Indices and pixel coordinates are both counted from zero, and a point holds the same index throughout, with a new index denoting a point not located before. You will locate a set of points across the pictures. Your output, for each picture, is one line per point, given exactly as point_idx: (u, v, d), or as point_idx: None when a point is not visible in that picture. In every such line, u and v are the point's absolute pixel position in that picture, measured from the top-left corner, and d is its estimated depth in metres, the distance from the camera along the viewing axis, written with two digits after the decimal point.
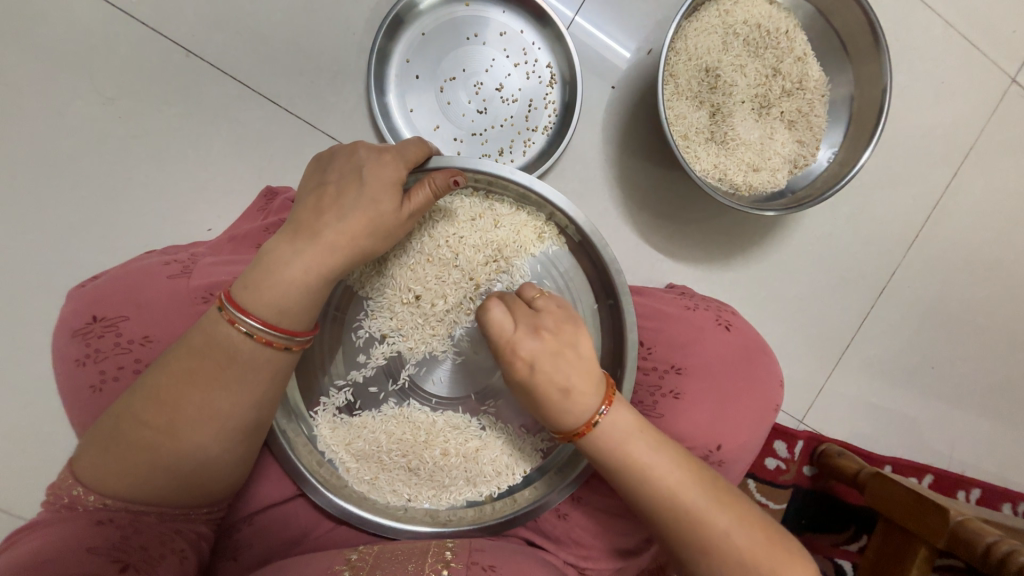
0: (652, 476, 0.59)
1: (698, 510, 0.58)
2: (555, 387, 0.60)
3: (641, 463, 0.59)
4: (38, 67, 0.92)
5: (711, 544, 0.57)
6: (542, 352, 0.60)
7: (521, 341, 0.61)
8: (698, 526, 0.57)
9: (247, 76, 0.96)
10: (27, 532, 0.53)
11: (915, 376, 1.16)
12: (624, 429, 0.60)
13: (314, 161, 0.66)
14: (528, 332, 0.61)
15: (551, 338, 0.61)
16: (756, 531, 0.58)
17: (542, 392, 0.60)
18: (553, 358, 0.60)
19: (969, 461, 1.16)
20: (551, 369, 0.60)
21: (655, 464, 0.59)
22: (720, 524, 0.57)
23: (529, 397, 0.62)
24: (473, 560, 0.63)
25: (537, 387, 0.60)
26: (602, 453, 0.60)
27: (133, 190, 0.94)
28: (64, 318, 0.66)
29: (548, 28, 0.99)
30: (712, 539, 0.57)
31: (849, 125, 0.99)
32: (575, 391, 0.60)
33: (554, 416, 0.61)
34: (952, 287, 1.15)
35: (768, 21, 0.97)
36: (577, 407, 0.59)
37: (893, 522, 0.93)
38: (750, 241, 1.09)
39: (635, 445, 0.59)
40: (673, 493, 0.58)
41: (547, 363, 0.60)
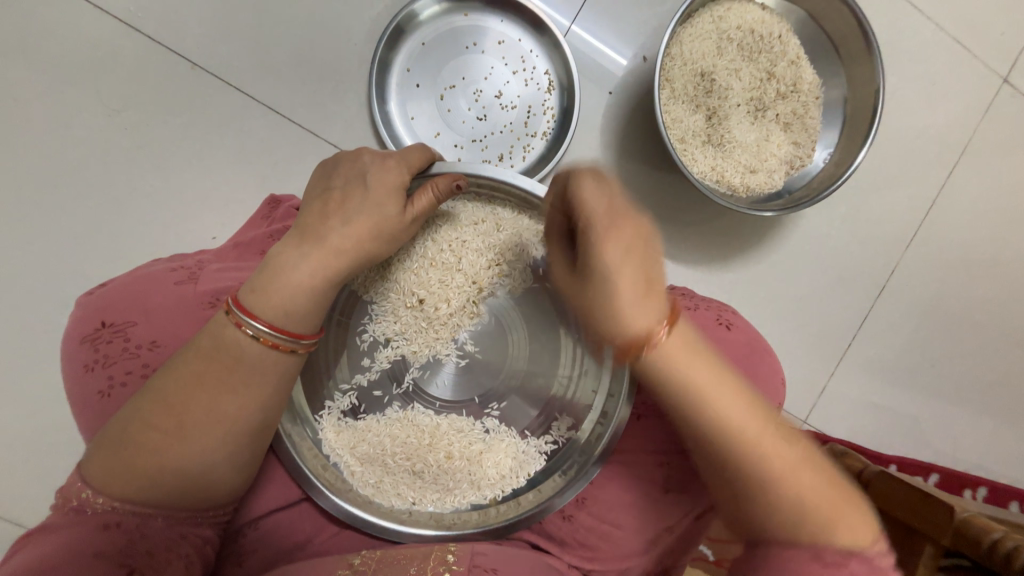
0: (712, 409, 0.59)
1: (759, 447, 0.59)
2: (635, 287, 0.60)
3: (700, 394, 0.60)
4: (44, 81, 0.94)
5: (762, 481, 0.58)
6: (627, 249, 0.60)
7: (607, 243, 0.60)
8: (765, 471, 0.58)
9: (250, 87, 0.98)
10: (35, 535, 0.54)
11: (916, 374, 1.16)
12: (692, 355, 0.61)
13: (319, 169, 0.67)
14: (615, 221, 0.60)
15: (635, 235, 0.61)
16: (813, 476, 0.58)
17: (618, 287, 0.60)
18: (632, 254, 0.61)
19: (973, 459, 1.16)
20: (632, 268, 0.60)
21: (722, 401, 0.59)
22: (773, 465, 0.58)
23: (605, 298, 0.61)
24: (476, 562, 0.64)
25: (614, 281, 0.61)
26: (659, 372, 0.61)
27: (138, 199, 0.96)
28: (72, 324, 0.66)
29: (545, 36, 1.01)
30: (763, 481, 0.58)
31: (844, 126, 1.01)
32: (653, 289, 0.61)
33: (623, 319, 0.61)
34: (951, 284, 1.16)
35: (761, 26, 0.99)
36: (648, 312, 0.60)
37: (896, 520, 0.92)
38: (749, 242, 1.10)
39: (697, 370, 0.60)
40: (734, 428, 0.59)
41: (630, 262, 0.60)
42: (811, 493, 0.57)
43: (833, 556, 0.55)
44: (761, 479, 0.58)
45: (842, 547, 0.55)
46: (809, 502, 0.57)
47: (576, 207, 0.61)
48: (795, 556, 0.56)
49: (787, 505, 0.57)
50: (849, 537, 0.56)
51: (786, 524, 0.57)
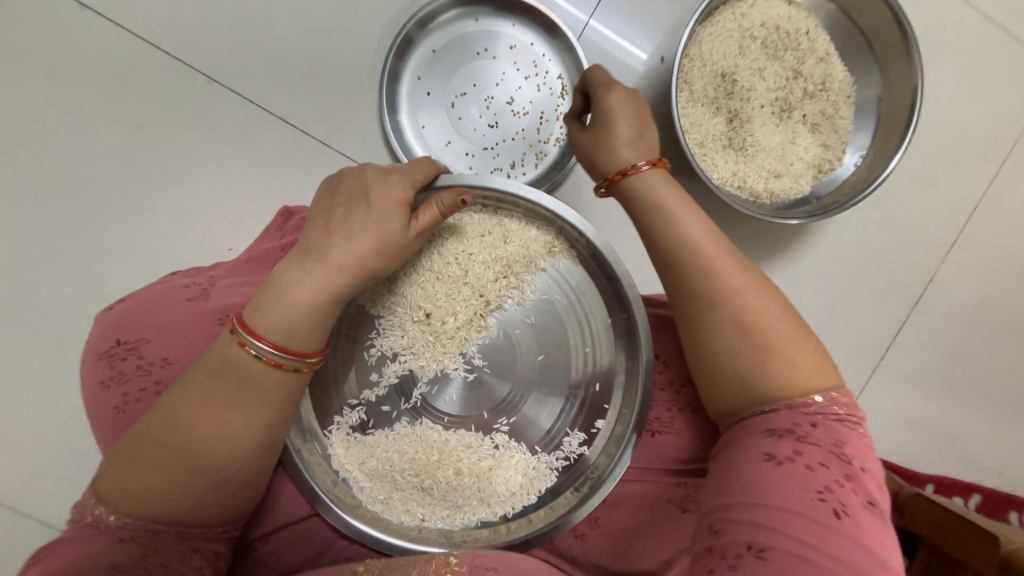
0: (677, 217, 0.61)
1: (711, 255, 0.58)
2: (632, 128, 0.67)
3: (667, 203, 0.62)
4: (70, 100, 0.97)
5: (724, 301, 0.56)
6: (632, 103, 0.69)
7: (611, 86, 0.69)
8: (723, 288, 0.57)
9: (264, 100, 0.99)
10: (54, 548, 0.55)
11: (957, 388, 1.09)
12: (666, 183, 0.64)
13: (324, 185, 0.67)
14: (624, 87, 0.70)
15: (637, 99, 0.69)
16: (773, 305, 0.56)
17: (617, 124, 0.67)
18: (630, 106, 0.69)
19: (1021, 480, 1.08)
20: (631, 150, 0.66)
21: (682, 208, 0.61)
22: (736, 284, 0.57)
23: (606, 131, 0.68)
24: (478, 564, 0.61)
25: (615, 120, 0.67)
26: (637, 195, 0.64)
27: (159, 213, 0.98)
28: (90, 340, 0.68)
29: (558, 39, 0.98)
30: (721, 287, 0.57)
31: (878, 127, 0.95)
32: (646, 142, 0.67)
33: (619, 149, 0.66)
34: (997, 293, 1.08)
35: (787, 22, 0.93)
36: (645, 153, 0.67)
37: (936, 549, 0.86)
38: (773, 249, 1.05)
39: (668, 191, 0.63)
40: (690, 229, 0.60)
41: (632, 110, 0.68)
42: (762, 316, 0.55)
43: (783, 450, 0.49)
44: (717, 288, 0.57)
45: (801, 406, 0.52)
46: (795, 386, 0.53)
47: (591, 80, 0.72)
48: (751, 441, 0.51)
49: (748, 339, 0.55)
50: (790, 371, 0.53)
51: (743, 362, 0.54)
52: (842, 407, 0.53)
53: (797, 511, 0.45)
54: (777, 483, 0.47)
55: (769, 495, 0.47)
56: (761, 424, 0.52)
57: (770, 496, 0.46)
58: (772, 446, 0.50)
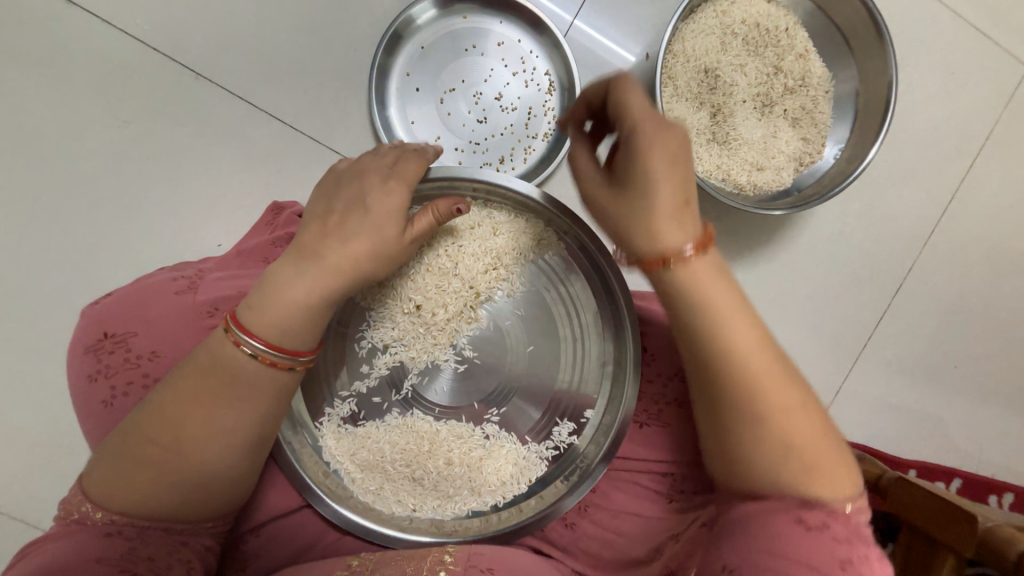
0: (727, 325, 0.53)
1: (762, 371, 0.53)
2: (679, 199, 0.54)
3: (716, 308, 0.54)
4: (55, 95, 0.96)
5: (772, 419, 0.52)
6: (678, 158, 0.54)
7: (660, 138, 0.54)
8: (766, 395, 0.52)
9: (253, 96, 0.99)
10: (39, 544, 0.55)
11: (937, 375, 1.12)
12: (710, 268, 0.54)
13: (319, 185, 0.67)
14: (669, 134, 0.54)
15: (682, 151, 0.55)
16: (817, 423, 0.53)
17: (663, 200, 0.53)
18: (678, 166, 0.54)
19: (999, 463, 1.11)
20: (677, 225, 0.54)
21: (733, 316, 0.54)
22: (785, 401, 0.52)
23: (645, 201, 0.54)
24: (472, 563, 0.62)
25: (661, 187, 0.53)
26: (684, 293, 0.54)
27: (146, 209, 0.98)
28: (77, 335, 0.68)
29: (545, 36, 0.99)
30: (771, 407, 0.52)
31: (856, 120, 0.98)
32: (690, 212, 0.54)
33: (665, 228, 0.54)
34: (973, 282, 1.11)
35: (767, 19, 0.96)
36: (691, 224, 0.54)
37: (918, 529, 0.89)
38: (757, 241, 1.07)
39: (719, 291, 0.54)
40: (739, 339, 0.53)
41: (680, 168, 0.54)
42: (808, 438, 0.52)
43: (812, 518, 0.50)
44: (765, 410, 0.52)
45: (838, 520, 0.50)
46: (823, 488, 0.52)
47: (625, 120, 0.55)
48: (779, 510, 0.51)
49: (791, 460, 0.52)
50: (831, 493, 0.51)
51: (788, 486, 0.51)
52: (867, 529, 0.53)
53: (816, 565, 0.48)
54: (806, 550, 0.48)
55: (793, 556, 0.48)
56: (793, 512, 0.50)
57: (787, 549, 0.49)
58: (804, 512, 0.50)
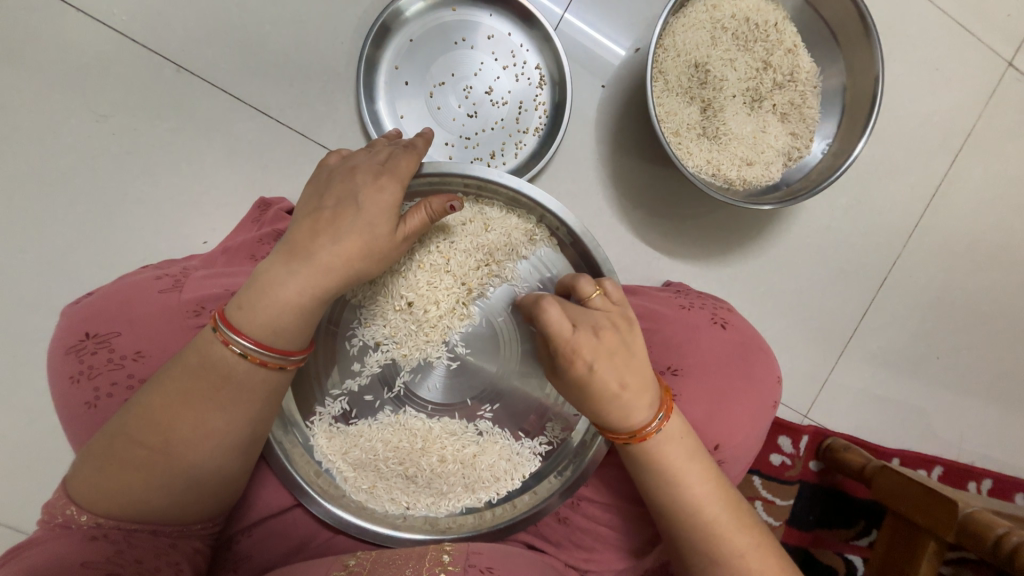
0: (683, 480, 0.61)
1: (714, 516, 0.61)
2: (612, 388, 0.58)
3: (674, 468, 0.61)
4: (29, 87, 0.92)
5: (726, 560, 0.59)
6: (600, 352, 0.58)
7: (583, 342, 0.57)
8: (715, 535, 0.60)
9: (238, 89, 0.97)
10: (22, 550, 0.54)
11: (921, 366, 1.15)
12: (666, 434, 0.61)
13: (310, 182, 0.65)
14: (588, 334, 0.58)
15: (610, 336, 0.59)
16: (770, 559, 0.60)
17: (601, 392, 0.58)
18: (608, 358, 0.58)
19: (978, 451, 1.15)
20: (620, 408, 0.59)
21: (687, 466, 0.61)
22: (738, 542, 0.60)
23: (586, 397, 0.60)
24: (471, 563, 0.62)
25: (594, 387, 0.58)
26: (648, 466, 0.62)
27: (127, 205, 0.95)
28: (58, 335, 0.66)
29: (535, 29, 0.98)
30: (723, 550, 0.60)
31: (843, 115, 0.99)
32: (630, 394, 0.59)
33: (614, 417, 0.60)
34: (955, 275, 1.14)
35: (756, 14, 0.96)
36: (636, 409, 0.59)
37: (901, 516, 0.91)
38: (747, 236, 1.08)
39: (676, 450, 0.61)
40: (694, 489, 0.61)
41: (607, 362, 0.58)
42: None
43: None
44: (720, 553, 0.60)
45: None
46: None
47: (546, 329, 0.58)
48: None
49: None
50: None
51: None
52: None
53: None
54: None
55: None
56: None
57: None
58: None
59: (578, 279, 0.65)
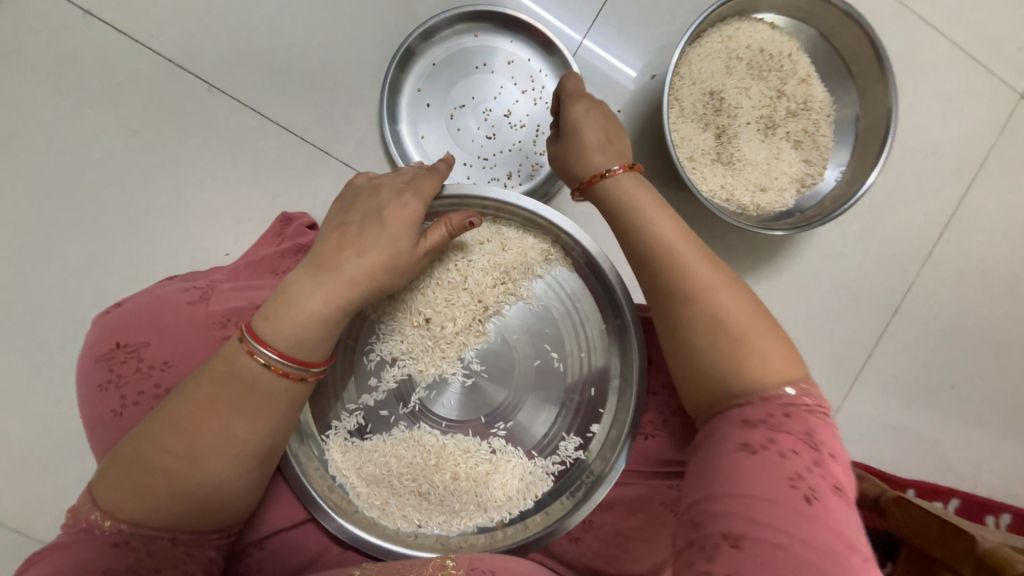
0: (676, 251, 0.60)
1: (713, 294, 0.57)
2: (594, 133, 0.73)
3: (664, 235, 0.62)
4: (68, 104, 0.96)
5: (723, 328, 0.55)
6: (597, 121, 0.74)
7: (577, 95, 0.76)
8: (714, 312, 0.56)
9: (265, 108, 1.00)
10: (47, 554, 0.55)
11: (935, 395, 1.13)
12: (656, 208, 0.65)
13: (339, 199, 0.68)
14: (593, 111, 0.75)
15: (603, 129, 0.74)
16: (783, 363, 0.53)
17: (581, 128, 0.74)
18: (596, 117, 0.75)
19: (996, 485, 1.13)
20: (597, 151, 0.72)
21: (684, 252, 0.60)
22: (721, 295, 0.57)
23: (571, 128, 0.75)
24: (474, 567, 0.62)
25: (578, 125, 0.74)
26: (616, 197, 0.68)
27: (155, 217, 0.98)
28: (89, 344, 0.68)
29: (554, 56, 1.01)
30: (721, 322, 0.55)
31: (856, 145, 1.00)
32: (608, 144, 0.73)
33: (586, 156, 0.72)
34: (970, 304, 1.13)
35: (771, 45, 0.98)
36: (608, 156, 0.72)
37: (920, 549, 0.89)
38: (759, 261, 1.09)
39: (665, 225, 0.63)
40: (693, 268, 0.59)
41: (597, 121, 0.74)
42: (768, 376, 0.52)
43: (757, 440, 0.48)
44: (716, 315, 0.56)
45: (783, 412, 0.50)
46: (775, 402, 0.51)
47: (563, 95, 0.77)
48: (727, 432, 0.51)
49: (728, 343, 0.54)
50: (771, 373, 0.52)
51: (720, 359, 0.54)
52: (811, 397, 0.52)
53: (771, 500, 0.44)
54: (752, 471, 0.46)
55: (749, 487, 0.45)
56: (737, 412, 0.51)
57: (745, 484, 0.46)
58: (748, 436, 0.49)
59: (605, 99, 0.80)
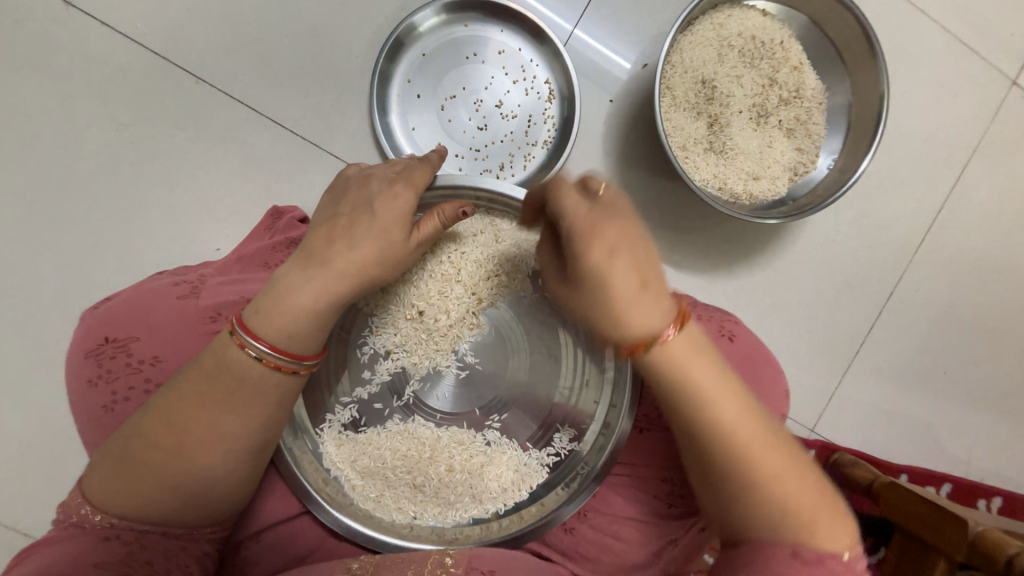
0: (710, 398, 0.54)
1: (746, 435, 0.54)
2: (630, 284, 0.54)
3: (697, 380, 0.55)
4: (52, 97, 0.95)
5: (762, 481, 0.53)
6: (618, 242, 0.54)
7: (595, 232, 0.54)
8: (749, 459, 0.53)
9: (253, 100, 0.99)
10: (36, 550, 0.54)
11: (928, 381, 1.14)
12: (689, 346, 0.55)
13: (328, 190, 0.67)
14: (605, 220, 0.54)
15: (625, 236, 0.54)
16: (809, 484, 0.54)
17: (615, 291, 0.54)
18: (621, 252, 0.54)
19: (988, 468, 1.14)
20: (636, 310, 0.54)
21: (715, 392, 0.55)
22: (778, 471, 0.53)
23: (598, 292, 0.55)
24: (474, 566, 0.64)
25: (609, 285, 0.54)
26: (665, 363, 0.55)
27: (143, 211, 0.97)
28: (77, 339, 0.67)
29: (545, 45, 1.00)
30: (759, 473, 0.53)
31: (848, 132, 1.00)
32: (646, 294, 0.54)
33: (625, 321, 0.55)
34: (962, 290, 1.14)
35: (763, 33, 0.98)
36: (649, 312, 0.55)
37: (911, 534, 0.90)
38: (752, 250, 1.09)
39: (699, 364, 0.55)
40: (727, 410, 0.54)
41: (624, 252, 0.54)
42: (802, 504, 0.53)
43: (809, 553, 0.51)
44: (757, 476, 0.53)
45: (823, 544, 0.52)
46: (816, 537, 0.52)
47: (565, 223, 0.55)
48: (773, 550, 0.52)
49: (794, 525, 0.52)
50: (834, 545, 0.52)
51: (789, 540, 0.52)
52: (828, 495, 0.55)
53: None
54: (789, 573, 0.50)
55: None
56: (789, 546, 0.52)
57: None
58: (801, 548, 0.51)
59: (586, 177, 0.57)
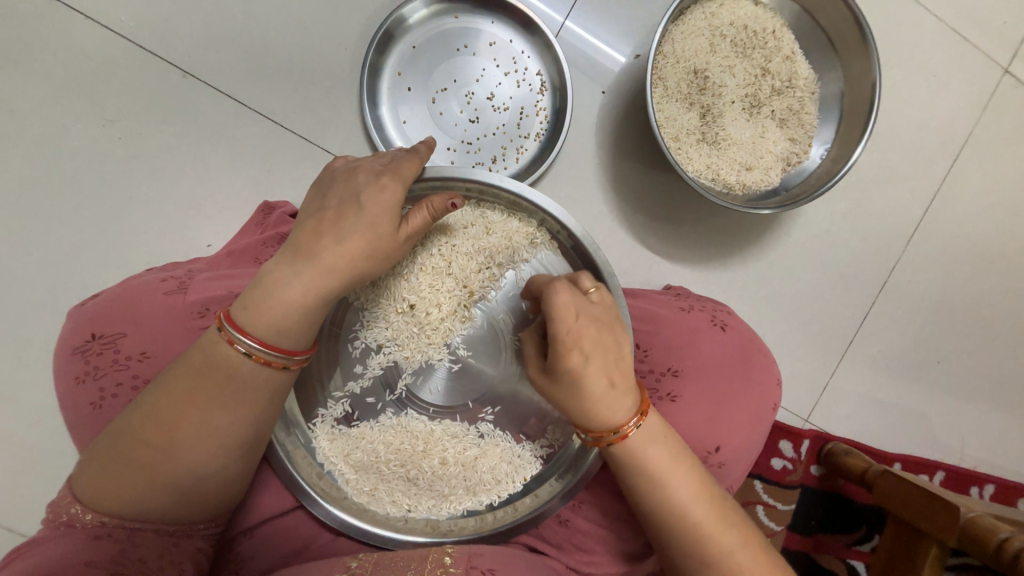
0: (666, 481, 0.61)
1: (698, 515, 0.61)
2: (604, 381, 0.60)
3: (654, 467, 0.61)
4: (38, 93, 0.94)
5: (712, 555, 0.60)
6: (597, 345, 0.60)
7: (581, 333, 0.60)
8: (701, 536, 0.60)
9: (242, 94, 0.98)
10: (27, 548, 0.54)
11: (922, 371, 1.15)
12: (650, 434, 0.62)
13: (314, 184, 0.66)
14: (588, 325, 0.60)
15: (605, 334, 0.61)
16: (756, 551, 0.60)
17: (593, 386, 0.60)
18: (599, 353, 0.60)
19: (980, 457, 1.15)
20: (609, 405, 0.60)
21: (671, 475, 0.61)
22: (726, 544, 0.60)
23: (579, 389, 0.60)
24: (473, 564, 0.63)
25: (587, 382, 0.60)
26: (625, 450, 0.61)
27: (132, 208, 0.96)
28: (64, 336, 0.67)
29: (537, 36, 1.00)
30: (709, 548, 0.60)
31: (841, 121, 1.00)
32: (618, 390, 0.60)
33: (599, 414, 0.61)
34: (955, 279, 1.14)
35: (754, 22, 0.97)
36: (621, 405, 0.61)
37: (903, 521, 0.91)
38: (746, 241, 1.09)
39: (657, 451, 0.61)
40: (680, 491, 0.61)
41: (601, 356, 0.60)
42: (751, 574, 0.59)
43: None
44: (708, 551, 0.60)
45: None
46: None
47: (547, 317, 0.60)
48: None
49: None
50: None
51: None
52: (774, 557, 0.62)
53: None
54: None
55: None
56: None
57: None
58: None
59: (578, 274, 0.66)
